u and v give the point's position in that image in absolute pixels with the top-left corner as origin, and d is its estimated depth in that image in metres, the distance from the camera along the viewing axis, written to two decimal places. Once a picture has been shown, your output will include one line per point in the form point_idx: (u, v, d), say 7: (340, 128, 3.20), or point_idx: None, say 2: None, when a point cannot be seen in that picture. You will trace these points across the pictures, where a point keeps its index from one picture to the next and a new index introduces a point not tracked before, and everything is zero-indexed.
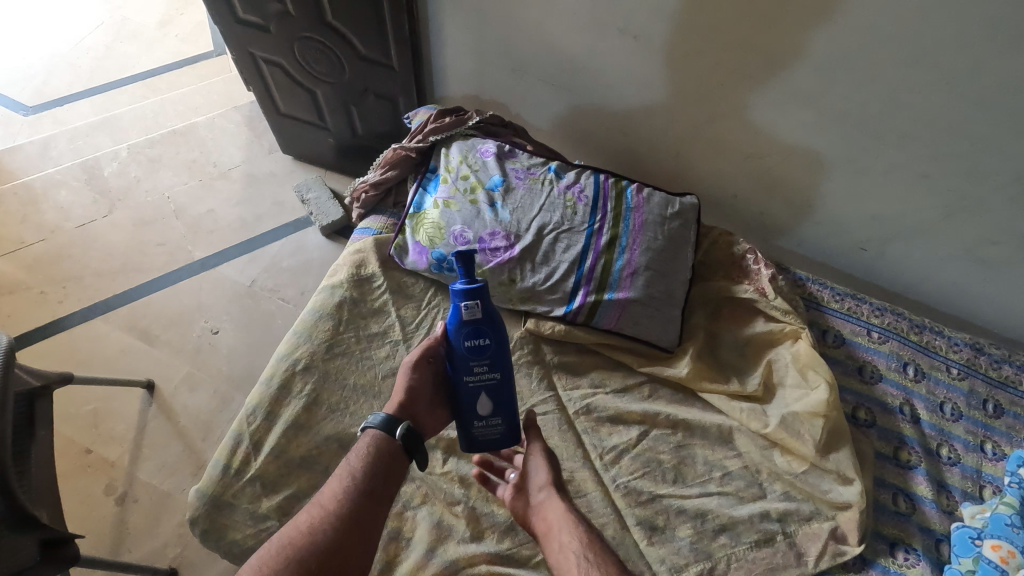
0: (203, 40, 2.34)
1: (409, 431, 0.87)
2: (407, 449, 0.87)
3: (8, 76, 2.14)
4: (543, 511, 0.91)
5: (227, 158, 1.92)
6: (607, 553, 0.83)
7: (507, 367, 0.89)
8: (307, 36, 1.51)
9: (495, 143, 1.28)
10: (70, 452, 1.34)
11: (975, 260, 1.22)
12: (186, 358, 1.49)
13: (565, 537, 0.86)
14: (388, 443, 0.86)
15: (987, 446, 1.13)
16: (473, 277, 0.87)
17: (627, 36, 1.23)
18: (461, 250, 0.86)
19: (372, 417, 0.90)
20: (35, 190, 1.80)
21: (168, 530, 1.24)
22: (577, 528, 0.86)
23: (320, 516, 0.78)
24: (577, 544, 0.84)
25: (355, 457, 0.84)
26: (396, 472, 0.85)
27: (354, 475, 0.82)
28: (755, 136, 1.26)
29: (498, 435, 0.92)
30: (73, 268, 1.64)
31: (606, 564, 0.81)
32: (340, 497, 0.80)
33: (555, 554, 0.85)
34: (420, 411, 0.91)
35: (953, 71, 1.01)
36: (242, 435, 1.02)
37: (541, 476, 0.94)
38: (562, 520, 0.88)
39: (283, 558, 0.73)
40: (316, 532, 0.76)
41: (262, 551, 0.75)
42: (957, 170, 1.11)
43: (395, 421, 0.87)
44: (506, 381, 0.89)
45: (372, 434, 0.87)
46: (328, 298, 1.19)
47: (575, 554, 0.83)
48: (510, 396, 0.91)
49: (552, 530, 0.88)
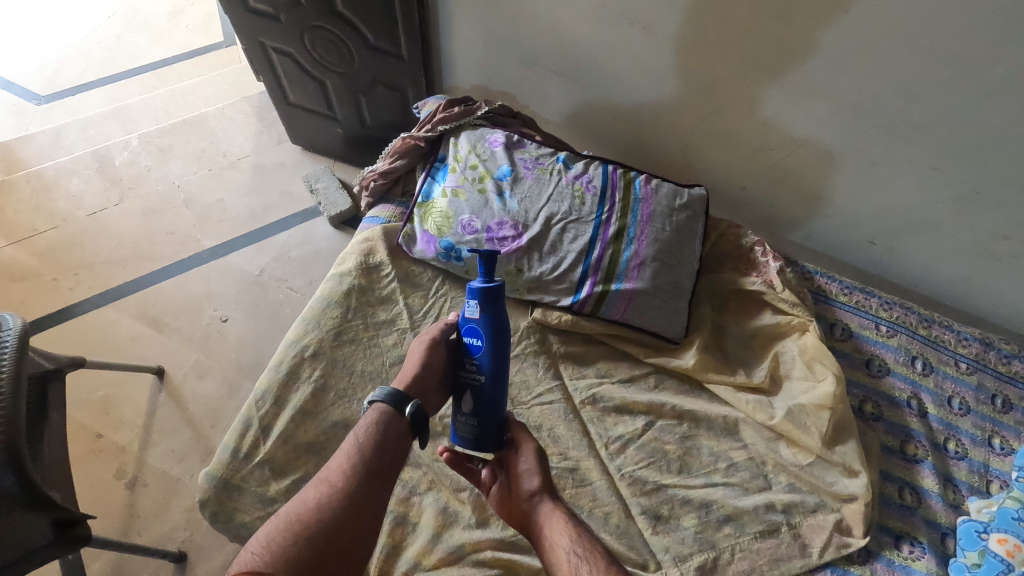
0: (213, 31, 2.35)
1: (416, 411, 0.87)
2: (413, 428, 0.87)
3: (20, 65, 2.16)
4: (535, 510, 0.87)
5: (236, 148, 1.93)
6: (599, 549, 0.81)
7: (497, 375, 0.89)
8: (316, 25, 1.50)
9: (504, 133, 1.27)
10: (81, 436, 1.35)
11: (985, 252, 1.21)
12: (196, 345, 1.50)
13: (557, 535, 0.83)
14: (395, 420, 0.86)
15: (994, 441, 1.13)
16: (492, 279, 0.88)
17: (636, 27, 1.23)
18: (487, 249, 0.87)
19: (377, 390, 0.89)
20: (47, 178, 1.81)
21: (177, 515, 1.26)
22: (567, 526, 0.84)
23: (328, 493, 0.77)
24: (567, 542, 0.82)
25: (362, 433, 0.84)
26: (402, 450, 0.85)
27: (362, 453, 0.81)
28: (765, 127, 1.25)
29: (476, 435, 0.92)
30: (85, 255, 1.65)
31: (598, 559, 0.79)
32: (347, 474, 0.79)
33: (547, 554, 0.83)
34: (430, 391, 0.92)
35: (967, 61, 0.99)
36: (250, 420, 1.03)
37: (531, 475, 0.90)
38: (556, 521, 0.85)
39: (289, 534, 0.71)
40: (323, 509, 0.75)
41: (267, 528, 0.73)
42: (970, 161, 1.10)
43: (404, 398, 0.87)
44: (493, 389, 0.89)
45: (379, 409, 0.87)
46: (336, 286, 1.19)
47: (570, 548, 0.81)
48: (494, 404, 0.90)
49: (545, 528, 0.85)
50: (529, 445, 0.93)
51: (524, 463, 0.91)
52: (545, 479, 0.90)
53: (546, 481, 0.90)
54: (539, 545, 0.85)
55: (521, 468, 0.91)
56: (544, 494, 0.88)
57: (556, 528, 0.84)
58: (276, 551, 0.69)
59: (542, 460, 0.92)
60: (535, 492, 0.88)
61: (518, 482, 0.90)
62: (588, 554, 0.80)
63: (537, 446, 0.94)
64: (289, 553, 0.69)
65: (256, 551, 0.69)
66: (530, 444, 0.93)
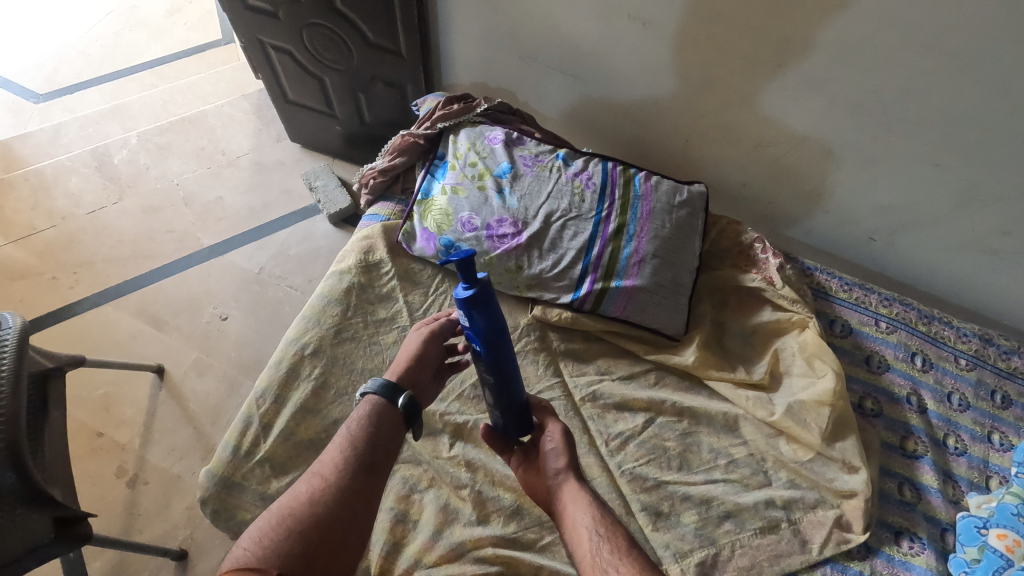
0: (212, 29, 2.34)
1: (409, 401, 0.87)
2: (406, 420, 0.87)
3: (18, 63, 2.16)
4: (559, 488, 0.86)
5: (235, 146, 1.92)
6: (621, 530, 0.79)
7: (505, 369, 0.85)
8: (315, 22, 1.50)
9: (503, 130, 1.27)
10: (81, 434, 1.35)
11: (985, 248, 1.21)
12: (196, 343, 1.50)
13: (578, 514, 0.81)
14: (387, 411, 0.86)
15: (994, 436, 1.13)
16: (475, 285, 0.76)
17: (635, 23, 1.22)
18: (456, 260, 0.74)
19: (370, 383, 0.89)
20: (46, 176, 1.81)
21: (178, 513, 1.26)
22: (589, 505, 0.82)
23: (320, 487, 0.76)
24: (589, 520, 0.80)
25: (355, 427, 0.83)
26: (395, 442, 0.85)
27: (354, 446, 0.81)
28: (765, 123, 1.25)
29: (501, 423, 0.92)
30: (84, 253, 1.65)
31: (619, 539, 0.78)
32: (339, 468, 0.79)
33: (568, 531, 0.81)
34: (423, 382, 0.92)
35: (967, 57, 0.99)
36: (251, 418, 1.03)
37: (557, 455, 0.88)
38: (578, 499, 0.83)
39: (282, 527, 0.70)
40: (316, 503, 0.74)
41: (258, 524, 0.72)
42: (970, 158, 1.10)
43: (397, 389, 0.87)
44: (504, 383, 0.86)
45: (370, 401, 0.86)
46: (336, 284, 1.19)
47: (590, 527, 0.79)
48: (509, 396, 0.88)
49: (566, 507, 0.83)
50: (557, 424, 0.92)
51: (551, 441, 0.90)
52: (571, 458, 0.88)
53: (572, 461, 0.88)
54: (560, 523, 0.83)
55: (548, 445, 0.90)
56: (568, 472, 0.87)
57: (576, 507, 0.82)
58: (268, 545, 0.68)
59: (568, 439, 0.91)
60: (560, 470, 0.87)
61: (545, 459, 0.89)
62: (608, 534, 0.78)
63: (564, 426, 0.93)
64: (282, 545, 0.68)
65: (249, 546, 0.67)
66: (557, 423, 0.93)
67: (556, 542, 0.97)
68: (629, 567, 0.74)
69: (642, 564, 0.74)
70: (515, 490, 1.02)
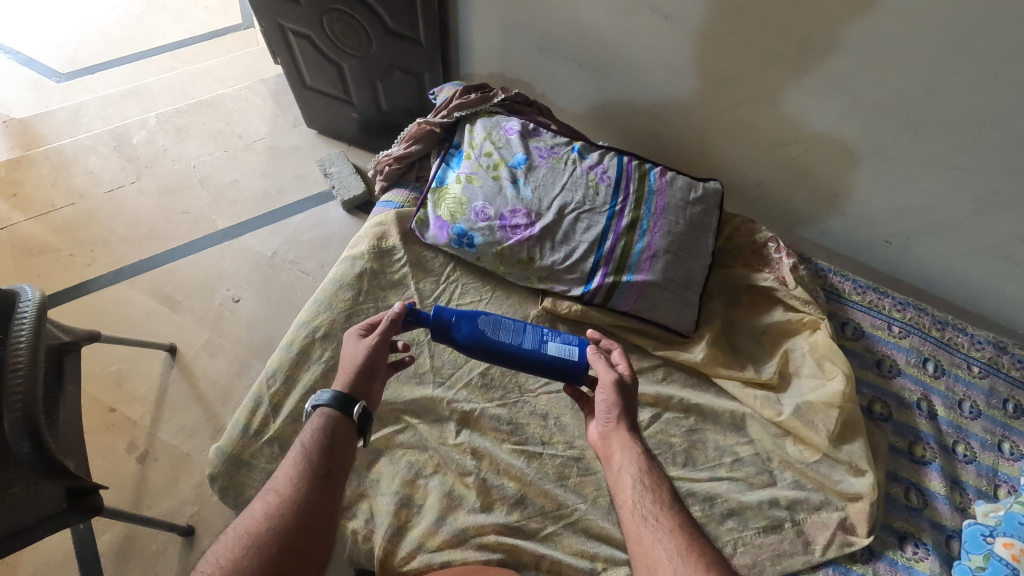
0: (232, 13, 2.35)
1: (364, 411, 0.85)
2: (359, 429, 0.85)
3: (41, 42, 2.18)
4: (610, 434, 0.84)
5: (252, 130, 1.93)
6: (666, 483, 0.78)
7: (518, 347, 0.90)
8: (334, 7, 1.49)
9: (519, 121, 1.27)
10: (94, 410, 1.38)
11: (1003, 253, 1.20)
12: (208, 325, 1.52)
13: (622, 463, 0.80)
14: (342, 425, 0.83)
15: (1004, 445, 1.12)
16: (433, 320, 0.91)
17: (658, 17, 1.21)
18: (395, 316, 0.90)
19: (320, 394, 0.86)
20: (66, 155, 1.83)
21: (186, 490, 1.29)
22: (637, 455, 0.80)
23: (276, 503, 0.74)
24: (634, 470, 0.79)
25: (308, 438, 0.81)
26: (350, 453, 0.83)
27: (309, 458, 0.78)
28: (786, 121, 1.24)
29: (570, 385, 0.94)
30: (102, 232, 1.67)
31: (663, 491, 0.77)
32: (294, 482, 0.76)
33: (612, 477, 0.81)
34: (373, 390, 0.90)
35: (996, 61, 0.97)
36: (261, 398, 1.05)
37: (609, 404, 0.84)
38: (626, 449, 0.81)
39: (240, 547, 0.69)
40: (272, 519, 0.72)
41: (217, 545, 0.71)
42: (993, 162, 1.09)
43: (351, 400, 0.84)
44: (532, 355, 0.90)
45: (324, 414, 0.83)
46: (348, 269, 1.20)
47: (632, 479, 0.78)
48: (547, 361, 0.90)
49: (613, 454, 0.82)
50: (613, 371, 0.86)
51: (602, 387, 0.86)
52: (626, 407, 0.84)
53: (626, 409, 0.84)
54: (607, 467, 0.83)
55: (597, 390, 0.86)
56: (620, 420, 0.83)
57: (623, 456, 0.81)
58: (225, 567, 0.67)
59: (625, 387, 0.85)
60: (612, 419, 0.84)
61: (597, 402, 0.87)
62: (650, 487, 0.77)
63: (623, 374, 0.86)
64: (240, 565, 0.67)
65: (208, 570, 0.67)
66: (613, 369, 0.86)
67: (559, 532, 0.99)
68: (668, 522, 0.73)
69: (682, 522, 0.74)
70: (519, 479, 1.03)
